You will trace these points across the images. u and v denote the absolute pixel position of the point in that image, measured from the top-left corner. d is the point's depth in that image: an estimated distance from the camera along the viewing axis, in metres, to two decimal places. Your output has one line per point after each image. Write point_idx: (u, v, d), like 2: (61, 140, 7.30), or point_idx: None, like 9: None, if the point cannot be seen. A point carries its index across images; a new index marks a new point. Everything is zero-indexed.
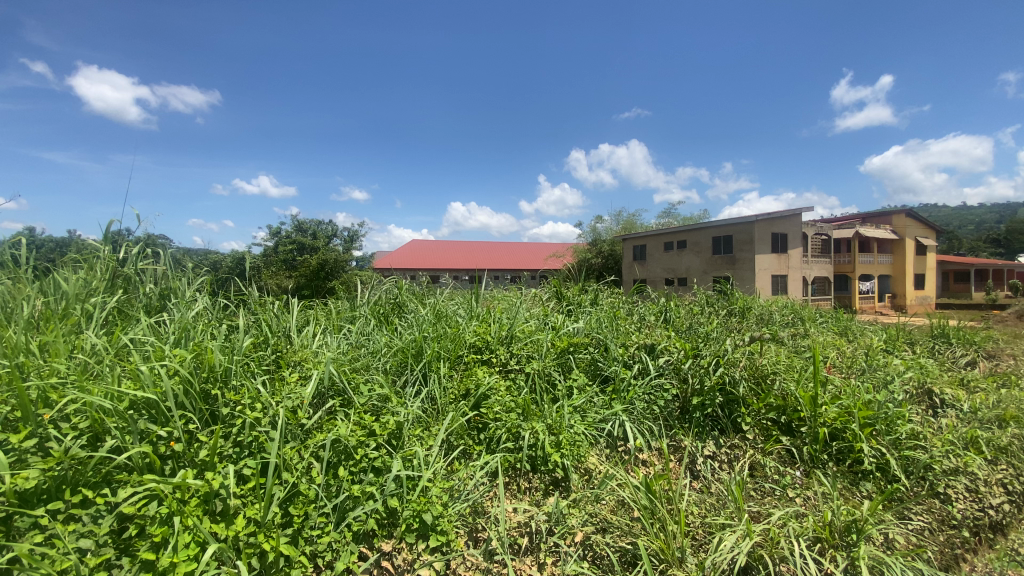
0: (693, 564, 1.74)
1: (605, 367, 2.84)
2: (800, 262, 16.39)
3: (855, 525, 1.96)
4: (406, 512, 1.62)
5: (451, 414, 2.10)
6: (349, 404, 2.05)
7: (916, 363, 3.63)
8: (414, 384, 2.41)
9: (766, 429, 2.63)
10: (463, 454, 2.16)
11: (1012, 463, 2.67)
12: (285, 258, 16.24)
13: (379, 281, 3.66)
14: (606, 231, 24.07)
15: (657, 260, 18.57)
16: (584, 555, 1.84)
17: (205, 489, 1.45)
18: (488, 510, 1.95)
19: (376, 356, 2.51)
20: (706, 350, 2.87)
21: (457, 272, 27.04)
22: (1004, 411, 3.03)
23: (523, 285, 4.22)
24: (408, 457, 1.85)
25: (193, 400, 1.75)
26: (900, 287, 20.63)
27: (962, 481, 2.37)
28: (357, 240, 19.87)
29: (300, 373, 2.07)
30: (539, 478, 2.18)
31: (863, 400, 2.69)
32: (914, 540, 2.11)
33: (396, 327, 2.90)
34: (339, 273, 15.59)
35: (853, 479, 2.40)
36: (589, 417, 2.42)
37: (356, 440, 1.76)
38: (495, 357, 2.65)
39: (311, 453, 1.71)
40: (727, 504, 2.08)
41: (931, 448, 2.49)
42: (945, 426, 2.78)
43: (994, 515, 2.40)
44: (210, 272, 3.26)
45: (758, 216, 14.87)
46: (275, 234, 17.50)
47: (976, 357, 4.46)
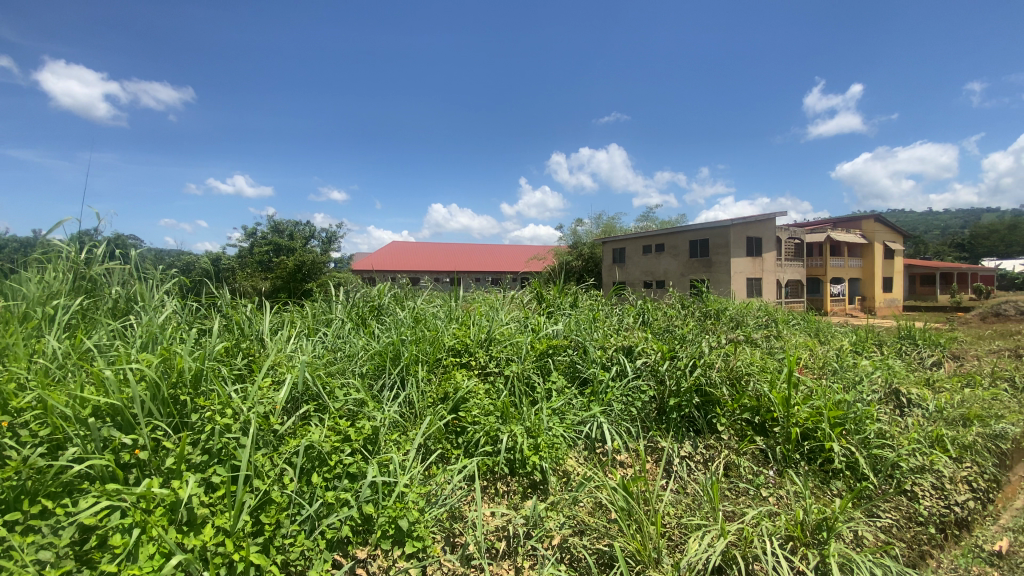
0: (669, 565, 1.76)
1: (583, 369, 2.86)
2: (775, 266, 16.78)
3: (826, 522, 2.01)
4: (381, 518, 1.60)
5: (428, 418, 2.08)
6: (324, 409, 2.01)
7: (884, 363, 3.74)
8: (391, 388, 2.38)
9: (741, 430, 2.67)
10: (440, 458, 2.14)
11: (975, 460, 2.77)
12: (262, 258, 15.93)
13: (357, 283, 3.61)
14: (587, 233, 24.24)
15: (636, 263, 18.76)
16: (561, 558, 1.85)
17: (171, 498, 1.41)
18: (465, 514, 1.94)
19: (352, 360, 2.48)
20: (683, 352, 2.91)
21: (438, 274, 26.88)
22: (968, 411, 3.14)
23: (503, 287, 4.21)
24: (384, 462, 1.83)
25: (160, 406, 1.69)
26: (870, 290, 21.24)
27: (928, 479, 2.46)
28: (335, 241, 19.57)
29: (274, 378, 2.03)
30: (517, 481, 2.17)
31: (834, 400, 2.76)
32: (882, 538, 2.16)
33: (374, 330, 2.87)
34: (316, 275, 15.34)
35: (824, 477, 2.45)
36: (567, 420, 2.42)
37: (331, 446, 1.73)
38: (474, 360, 2.64)
39: (283, 459, 1.67)
40: (703, 505, 2.10)
41: (897, 446, 2.58)
42: (911, 425, 2.87)
43: (959, 511, 2.49)
44: (181, 273, 3.18)
45: (732, 221, 15.22)
46: (251, 234, 17.15)
47: (941, 358, 4.61)
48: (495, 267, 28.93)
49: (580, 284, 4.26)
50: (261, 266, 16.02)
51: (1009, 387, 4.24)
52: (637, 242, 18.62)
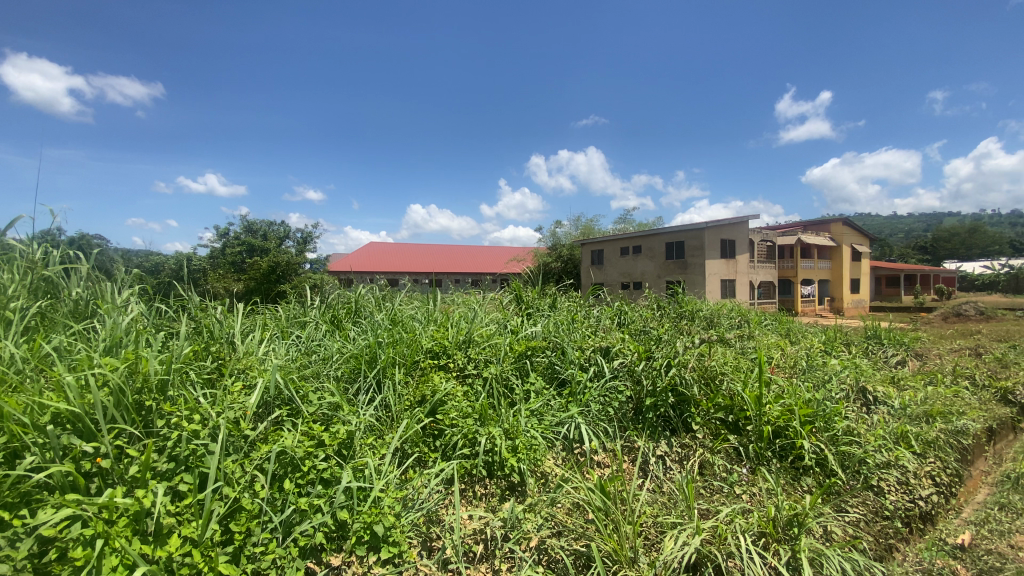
0: (645, 563, 1.78)
1: (561, 370, 2.87)
2: (748, 267, 17.17)
3: (797, 518, 2.05)
4: (356, 524, 1.57)
5: (405, 421, 2.06)
6: (297, 413, 1.97)
7: (851, 362, 3.86)
8: (367, 391, 2.35)
9: (715, 429, 2.71)
10: (417, 462, 2.12)
11: (937, 456, 2.88)
12: (235, 259, 15.56)
13: (333, 284, 3.55)
14: (566, 235, 24.39)
15: (614, 265, 18.92)
16: (538, 560, 1.85)
17: (136, 508, 1.36)
18: (442, 518, 1.93)
19: (327, 364, 2.44)
20: (659, 352, 2.95)
21: (417, 275, 26.66)
22: (930, 408, 3.27)
23: (482, 288, 4.20)
24: (359, 467, 1.80)
25: (123, 413, 1.63)
26: (838, 291, 21.89)
27: (892, 474, 2.55)
28: (311, 241, 19.22)
29: (244, 382, 1.97)
30: (495, 483, 2.16)
31: (804, 399, 2.83)
32: (850, 532, 2.22)
33: (350, 333, 2.83)
34: (291, 275, 15.04)
35: (795, 474, 2.52)
36: (546, 421, 2.42)
37: (304, 451, 1.69)
38: (452, 362, 2.62)
39: (254, 466, 1.63)
40: (678, 503, 2.13)
41: (864, 443, 2.66)
42: (878, 422, 2.97)
43: (923, 505, 2.59)
44: (148, 273, 3.08)
45: (707, 224, 15.53)
46: (224, 234, 16.74)
47: (906, 356, 4.77)
48: (474, 269, 28.85)
49: (558, 285, 4.28)
50: (233, 266, 15.65)
51: (968, 385, 4.42)
52: (615, 244, 18.81)
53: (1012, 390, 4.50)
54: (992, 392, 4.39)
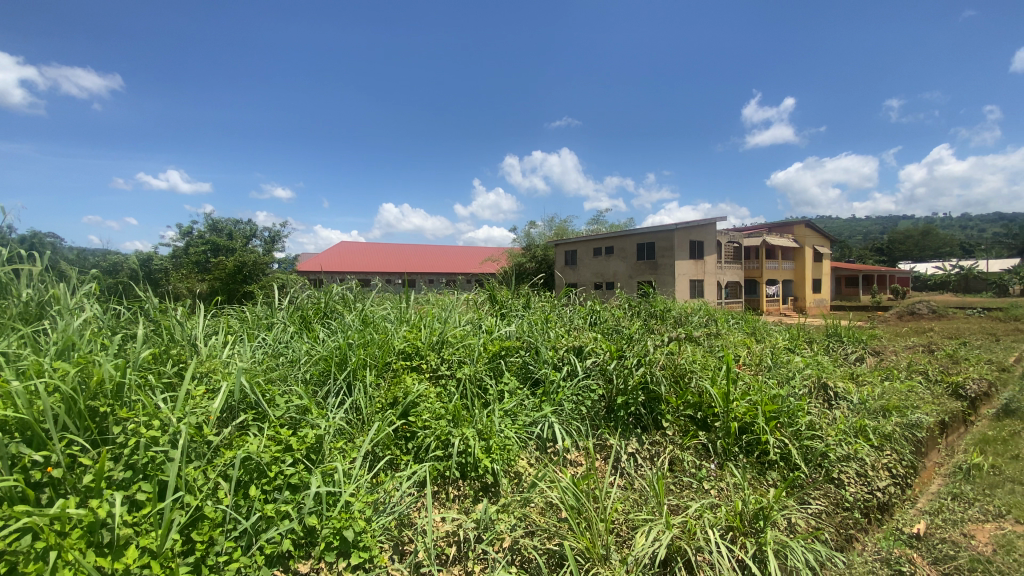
0: (617, 560, 1.80)
1: (535, 369, 2.88)
2: (716, 268, 17.61)
3: (762, 511, 2.11)
4: (325, 530, 1.53)
5: (376, 424, 2.03)
6: (263, 417, 1.92)
7: (814, 360, 4.00)
8: (337, 394, 2.31)
9: (684, 426, 2.76)
10: (389, 464, 2.10)
11: (894, 449, 3.01)
12: (199, 259, 15.04)
13: (301, 285, 3.47)
14: (540, 235, 24.49)
15: (587, 265, 19.11)
16: (512, 560, 1.85)
17: (90, 519, 1.30)
18: (414, 521, 1.91)
19: (295, 366, 2.40)
20: (630, 351, 3.01)
21: (389, 275, 26.36)
22: (887, 402, 3.42)
23: (456, 288, 4.18)
24: (328, 472, 1.76)
25: (76, 420, 1.56)
26: (802, 291, 22.66)
27: (852, 467, 2.66)
28: (280, 240, 18.74)
29: (207, 386, 1.91)
30: (468, 484, 2.15)
31: (769, 395, 2.92)
32: (813, 523, 2.30)
33: (319, 334, 2.77)
34: (258, 276, 14.63)
35: (761, 468, 2.59)
36: (519, 421, 2.42)
37: (271, 456, 1.65)
38: (425, 364, 2.59)
39: (218, 472, 1.58)
40: (649, 500, 2.17)
41: (825, 437, 2.77)
42: (839, 417, 3.08)
43: (881, 496, 2.70)
44: (105, 273, 2.95)
45: (678, 225, 15.85)
46: (187, 233, 16.17)
47: (864, 353, 4.98)
48: (448, 269, 28.66)
49: (532, 285, 4.30)
50: (197, 266, 15.12)
51: (922, 380, 4.65)
52: (588, 244, 19.00)
53: (962, 385, 4.74)
54: (944, 387, 4.62)
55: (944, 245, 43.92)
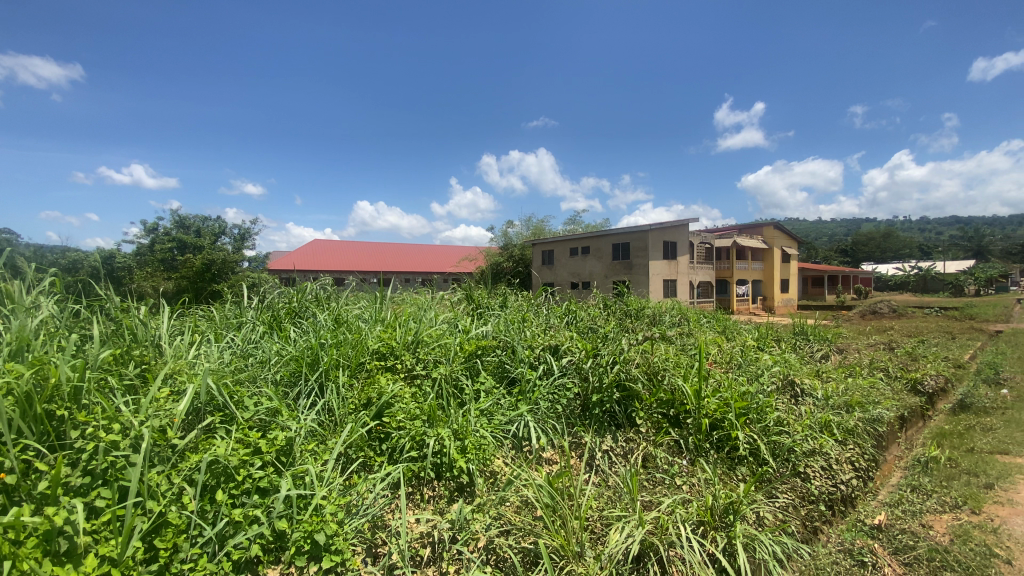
0: (591, 557, 1.82)
1: (511, 368, 2.89)
2: (689, 268, 17.95)
3: (732, 506, 2.16)
4: (295, 534, 1.50)
5: (349, 425, 2.00)
6: (231, 420, 1.87)
7: (781, 357, 4.12)
8: (308, 395, 2.26)
9: (657, 422, 2.81)
10: (363, 466, 2.07)
11: (856, 442, 3.13)
12: (164, 257, 14.54)
13: (272, 283, 3.39)
14: (517, 234, 24.52)
15: (564, 265, 19.22)
16: (486, 560, 1.85)
17: (46, 528, 1.24)
18: (388, 523, 1.89)
19: (265, 367, 2.34)
20: (605, 350, 3.04)
21: (364, 274, 26.01)
22: (849, 399, 3.55)
23: (431, 288, 4.15)
24: (299, 475, 1.73)
25: (31, 424, 1.49)
26: (771, 291, 23.30)
27: (817, 461, 2.74)
28: (250, 238, 18.27)
29: (171, 388, 1.85)
30: (443, 485, 2.13)
31: (739, 392, 2.99)
32: (780, 516, 2.37)
33: (290, 334, 2.71)
34: (227, 274, 14.24)
35: (730, 464, 2.65)
36: (495, 420, 2.42)
37: (238, 460, 1.60)
38: (399, 364, 2.56)
39: (183, 477, 1.53)
40: (623, 496, 2.20)
41: (793, 432, 2.85)
42: (805, 413, 3.18)
43: (845, 488, 2.80)
44: (62, 271, 2.82)
45: (652, 225, 16.10)
46: (153, 230, 15.63)
47: (829, 351, 5.16)
48: (424, 268, 28.44)
49: (508, 284, 4.30)
50: (163, 264, 14.62)
51: (882, 376, 4.84)
52: (565, 244, 19.10)
53: (920, 381, 4.95)
54: (903, 383, 4.82)
55: (904, 247, 45.81)
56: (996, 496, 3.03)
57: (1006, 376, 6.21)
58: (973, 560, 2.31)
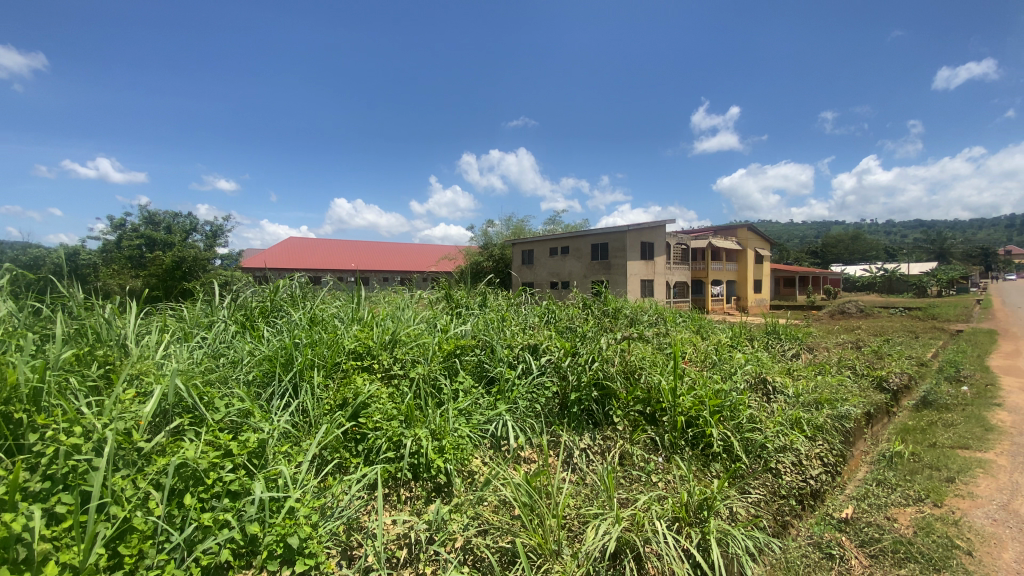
0: (569, 555, 1.83)
1: (490, 368, 2.88)
2: (665, 269, 18.23)
3: (706, 502, 2.20)
4: (267, 537, 1.46)
5: (324, 426, 1.97)
6: (201, 422, 1.82)
7: (754, 356, 4.21)
8: (281, 396, 2.22)
9: (634, 420, 2.85)
10: (338, 468, 2.04)
11: (825, 438, 3.23)
12: (132, 254, 14.08)
13: (245, 282, 3.31)
14: (497, 233, 24.50)
15: (543, 265, 19.29)
16: (464, 560, 1.84)
17: (3, 534, 1.18)
18: (364, 525, 1.86)
19: (236, 367, 2.29)
20: (583, 349, 3.07)
21: (342, 273, 25.66)
22: (819, 396, 3.66)
23: (410, 287, 4.12)
24: (272, 477, 1.70)
25: None
26: (745, 292, 23.83)
27: (788, 456, 2.82)
28: (223, 235, 17.83)
29: (138, 390, 1.79)
30: (420, 486, 2.12)
31: (714, 390, 3.05)
32: (753, 511, 2.42)
33: (263, 333, 2.66)
34: (198, 273, 13.87)
35: (705, 460, 2.69)
36: (473, 419, 2.41)
37: (208, 463, 1.56)
38: (376, 364, 2.53)
39: (149, 481, 1.48)
40: (600, 494, 2.22)
41: (764, 429, 2.92)
42: (777, 410, 3.27)
43: (814, 483, 2.88)
44: (22, 267, 2.70)
45: (630, 226, 16.31)
46: (120, 226, 15.13)
47: (800, 350, 5.31)
48: (403, 267, 28.19)
49: (487, 283, 4.30)
50: (131, 261, 14.16)
51: (850, 374, 5.00)
52: (544, 244, 19.16)
53: (885, 379, 5.13)
54: (869, 380, 4.99)
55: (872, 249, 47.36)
56: (956, 489, 3.16)
57: (965, 374, 6.48)
58: (935, 552, 2.40)
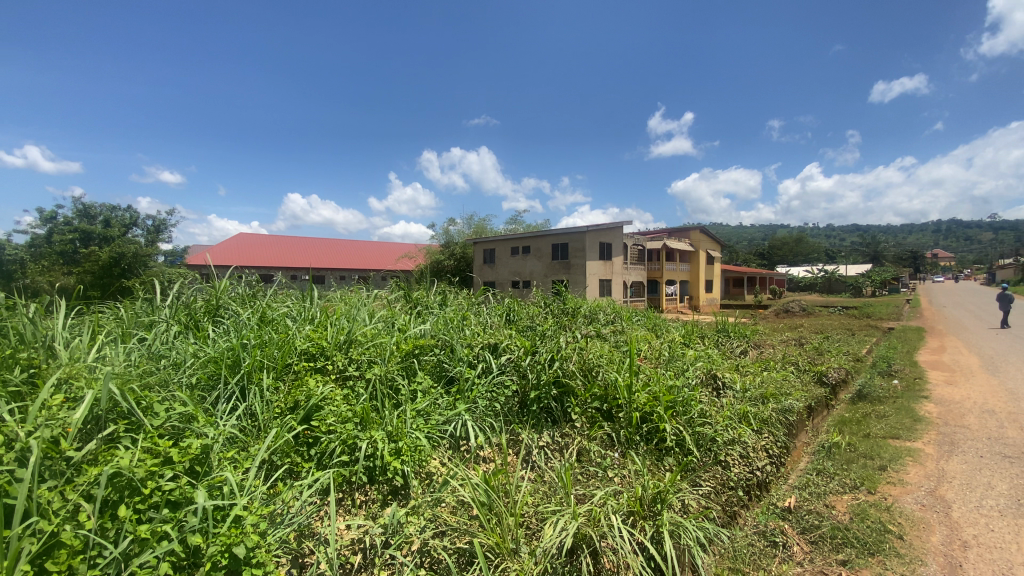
0: (526, 553, 1.85)
1: (450, 367, 2.86)
2: (623, 269, 18.66)
3: (660, 495, 2.26)
4: (211, 548, 1.39)
5: (274, 431, 1.90)
6: (138, 428, 1.72)
7: (705, 353, 4.38)
8: (227, 400, 2.13)
9: (591, 417, 2.91)
10: (288, 473, 1.97)
11: (769, 431, 3.39)
12: (64, 249, 13.18)
13: (189, 280, 3.15)
14: (458, 232, 24.35)
15: (504, 264, 19.34)
16: (421, 563, 1.81)
17: None
18: (316, 531, 1.82)
19: (179, 370, 2.18)
20: (543, 347, 3.09)
21: (296, 271, 24.87)
22: (764, 391, 3.85)
23: (367, 285, 4.04)
24: (215, 485, 1.62)
25: None
26: (698, 292, 24.71)
27: (736, 449, 2.94)
28: (166, 230, 16.93)
29: (67, 395, 1.67)
30: (376, 489, 2.07)
31: (668, 386, 3.15)
32: (703, 503, 2.51)
33: (209, 334, 2.54)
34: (138, 269, 13.10)
35: (659, 455, 2.77)
36: (432, 420, 2.39)
37: (146, 472, 1.47)
38: (330, 365, 2.47)
39: (80, 493, 1.38)
40: (558, 491, 2.24)
41: (714, 423, 3.04)
42: (726, 405, 3.41)
43: (760, 474, 3.01)
44: None
45: (589, 227, 16.61)
46: (50, 219, 14.10)
47: (747, 347, 5.56)
48: (361, 266, 27.59)
49: (447, 282, 4.27)
50: (63, 257, 13.23)
51: (793, 369, 5.29)
52: (506, 243, 19.18)
53: (825, 373, 5.45)
54: (811, 376, 5.28)
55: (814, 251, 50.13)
56: (888, 476, 3.39)
57: (895, 368, 6.97)
58: (869, 537, 2.56)
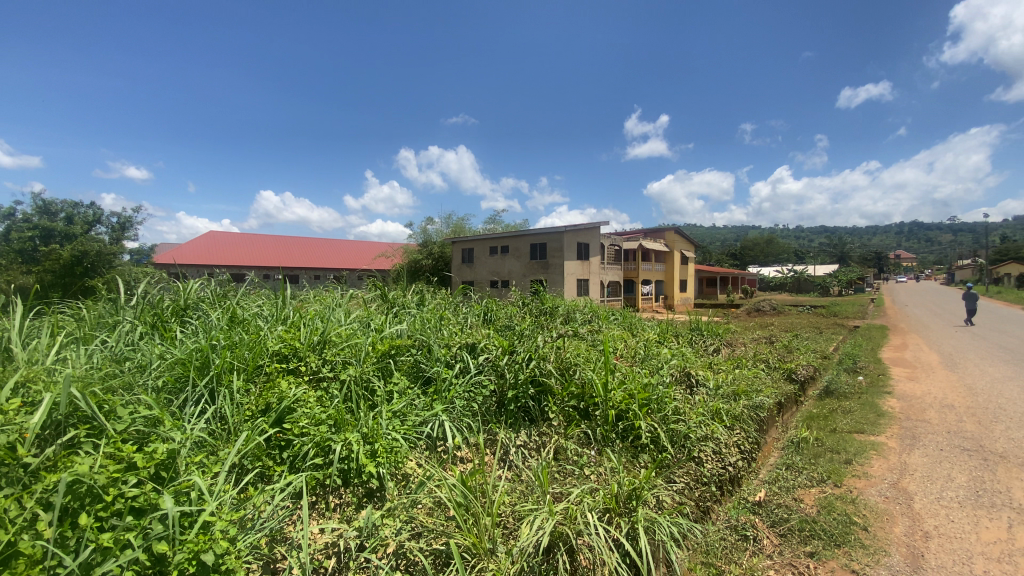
0: (503, 553, 1.85)
1: (426, 367, 2.84)
2: (600, 269, 18.85)
3: (635, 492, 2.29)
4: (178, 555, 1.35)
5: (244, 434, 1.86)
6: (101, 432, 1.66)
7: (680, 351, 4.46)
8: (196, 403, 2.07)
9: (568, 415, 2.93)
10: (260, 477, 1.93)
11: (741, 426, 3.48)
12: (22, 248, 12.63)
13: (156, 279, 3.05)
14: (436, 232, 24.20)
15: (483, 264, 19.30)
16: (396, 565, 1.80)
17: None
18: (289, 536, 1.78)
19: (144, 372, 2.11)
20: (520, 346, 3.10)
21: (270, 271, 24.35)
22: (735, 388, 3.95)
23: (342, 285, 3.98)
24: (183, 491, 1.57)
25: None
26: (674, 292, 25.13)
27: (708, 445, 3.00)
28: (133, 228, 16.38)
29: (24, 400, 1.60)
30: (350, 492, 2.05)
31: (643, 384, 3.20)
32: (677, 499, 2.55)
33: (177, 335, 2.47)
34: (103, 268, 12.64)
35: (634, 452, 2.80)
36: (409, 421, 2.37)
37: (108, 478, 1.42)
38: (303, 366, 2.43)
39: (37, 500, 1.33)
40: (534, 490, 2.25)
41: (688, 420, 3.09)
42: (699, 402, 3.48)
43: (732, 470, 3.08)
44: None
45: (567, 227, 16.72)
46: (8, 215, 13.50)
47: (720, 345, 5.68)
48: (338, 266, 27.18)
49: (424, 281, 4.24)
50: (21, 255, 12.67)
51: (763, 367, 5.43)
52: (484, 243, 19.15)
53: (794, 371, 5.61)
54: (780, 373, 5.43)
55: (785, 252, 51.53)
56: (853, 470, 3.52)
57: (860, 365, 7.22)
58: (836, 529, 2.65)
